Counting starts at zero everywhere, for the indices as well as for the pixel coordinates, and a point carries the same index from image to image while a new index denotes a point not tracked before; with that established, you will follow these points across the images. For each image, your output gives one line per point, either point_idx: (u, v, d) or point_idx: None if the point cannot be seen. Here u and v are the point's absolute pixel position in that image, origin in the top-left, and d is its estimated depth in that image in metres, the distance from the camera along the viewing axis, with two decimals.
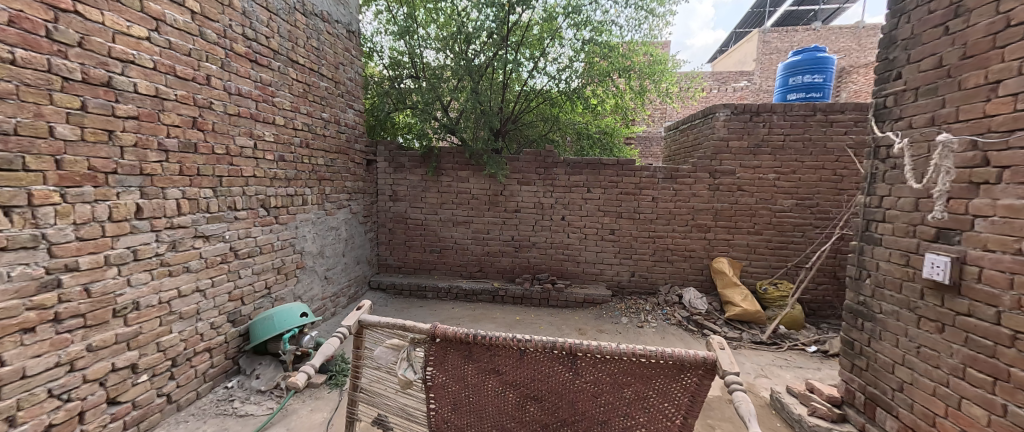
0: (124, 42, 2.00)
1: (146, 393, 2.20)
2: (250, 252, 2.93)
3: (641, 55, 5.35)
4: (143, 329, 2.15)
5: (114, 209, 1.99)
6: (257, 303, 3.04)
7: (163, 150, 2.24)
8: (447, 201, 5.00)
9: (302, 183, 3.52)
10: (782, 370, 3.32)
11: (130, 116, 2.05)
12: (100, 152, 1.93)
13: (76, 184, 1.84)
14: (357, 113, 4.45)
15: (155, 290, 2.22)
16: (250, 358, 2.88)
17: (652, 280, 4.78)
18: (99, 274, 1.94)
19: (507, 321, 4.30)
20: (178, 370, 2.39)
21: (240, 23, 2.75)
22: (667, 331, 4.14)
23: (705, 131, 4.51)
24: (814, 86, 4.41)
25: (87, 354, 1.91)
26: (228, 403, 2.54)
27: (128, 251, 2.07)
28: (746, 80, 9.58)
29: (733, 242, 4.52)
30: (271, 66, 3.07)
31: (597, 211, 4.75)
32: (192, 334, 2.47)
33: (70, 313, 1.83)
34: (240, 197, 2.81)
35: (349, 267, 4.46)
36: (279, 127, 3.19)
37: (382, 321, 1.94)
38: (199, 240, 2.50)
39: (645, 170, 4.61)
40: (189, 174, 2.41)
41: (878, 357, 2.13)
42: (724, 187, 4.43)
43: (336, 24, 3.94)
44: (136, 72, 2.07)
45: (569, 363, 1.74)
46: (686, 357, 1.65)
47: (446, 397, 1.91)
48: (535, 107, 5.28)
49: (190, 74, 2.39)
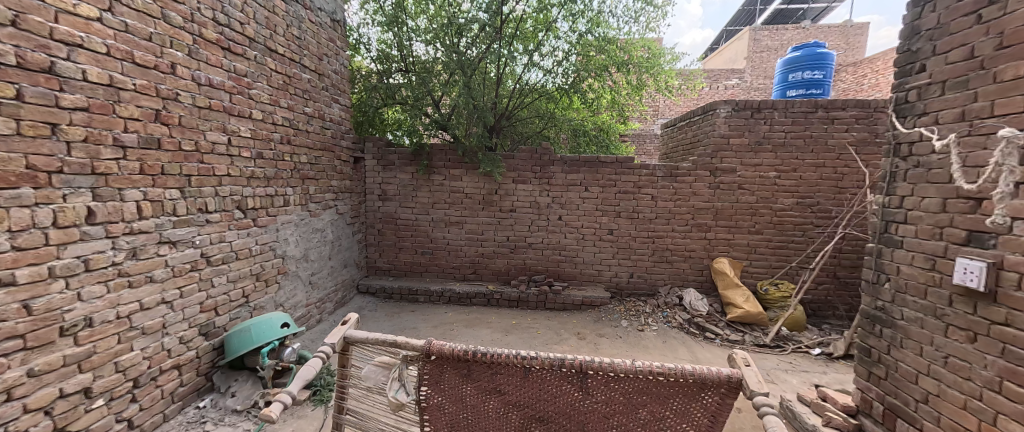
0: (69, 22, 1.75)
1: (103, 420, 1.96)
2: (225, 258, 2.69)
3: (639, 49, 5.21)
4: (97, 348, 1.92)
5: (60, 213, 1.76)
6: (234, 313, 2.80)
7: (120, 146, 1.99)
8: (439, 201, 4.79)
9: (283, 182, 3.28)
10: (788, 374, 3.23)
11: (78, 108, 1.80)
12: (41, 149, 1.69)
13: (11, 185, 1.60)
14: (342, 107, 4.19)
15: (112, 304, 1.98)
16: (225, 374, 2.65)
17: (651, 282, 4.66)
18: (41, 289, 1.71)
19: (503, 326, 4.12)
20: (141, 392, 2.15)
21: (211, 7, 2.50)
22: (668, 334, 4.02)
23: (705, 128, 4.38)
24: (814, 82, 4.31)
25: (27, 381, 1.67)
26: (200, 425, 2.31)
27: (78, 261, 1.83)
28: (738, 77, 9.52)
29: (734, 242, 4.42)
30: (246, 55, 2.82)
31: (595, 210, 4.60)
32: (158, 351, 2.23)
33: (5, 334, 1.59)
34: (212, 199, 2.57)
35: (336, 271, 4.23)
36: (257, 122, 2.94)
37: (370, 337, 1.74)
38: (164, 246, 2.26)
39: (644, 168, 4.47)
40: (151, 173, 2.16)
41: (899, 367, 2.02)
42: (725, 186, 4.33)
43: (319, 12, 3.68)
44: (85, 57, 1.82)
45: (579, 382, 1.57)
46: (709, 375, 1.49)
47: (441, 419, 1.71)
48: (529, 103, 5.08)
49: (152, 61, 2.14)
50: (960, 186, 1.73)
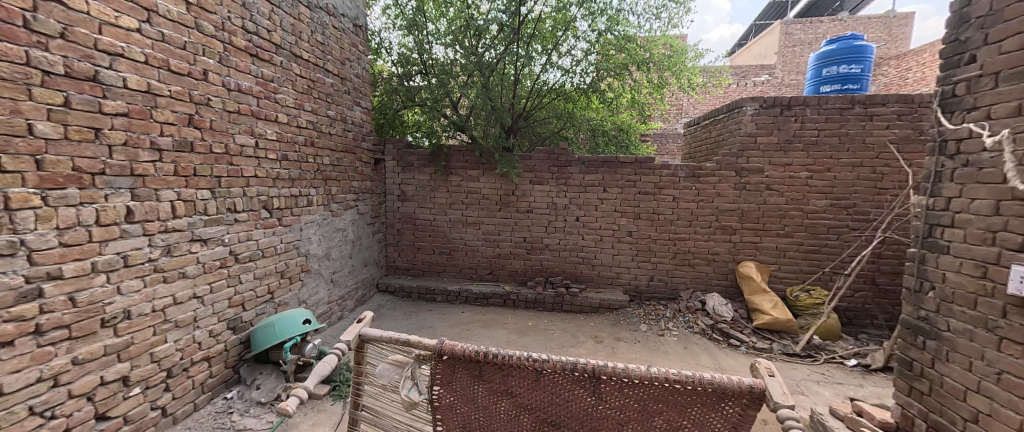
0: (111, 33, 1.87)
1: (139, 408, 2.09)
2: (252, 256, 2.81)
3: (660, 46, 5.09)
4: (135, 340, 2.04)
5: (103, 212, 1.88)
6: (260, 309, 2.92)
7: (156, 150, 2.11)
8: (456, 201, 4.83)
9: (307, 183, 3.39)
10: (820, 386, 3.05)
11: (119, 113, 1.92)
12: (86, 152, 1.80)
13: (59, 186, 1.72)
14: (364, 110, 4.30)
15: (147, 298, 2.10)
16: (251, 367, 2.76)
17: (672, 285, 4.53)
18: (85, 282, 1.83)
19: (519, 327, 4.10)
20: (173, 382, 2.27)
21: (240, 15, 2.62)
22: (689, 340, 3.88)
23: (731, 127, 4.22)
24: (851, 77, 4.07)
25: (73, 368, 1.80)
26: (227, 416, 2.42)
27: (118, 257, 1.95)
28: (767, 74, 9.13)
29: (761, 245, 4.23)
30: (273, 61, 2.94)
31: (614, 212, 4.52)
32: (189, 343, 2.36)
33: (53, 324, 1.72)
34: (240, 199, 2.68)
35: (357, 270, 4.34)
36: (283, 124, 3.06)
37: (384, 335, 1.77)
38: (196, 244, 2.38)
39: (665, 168, 4.35)
40: (185, 175, 2.28)
41: (945, 382, 1.87)
42: (752, 186, 4.15)
43: (342, 18, 3.79)
44: (125, 66, 1.94)
45: (591, 387, 1.53)
46: (730, 385, 1.42)
47: (453, 419, 1.70)
48: (548, 103, 5.04)
49: (186, 69, 2.26)
50: (1015, 187, 1.57)
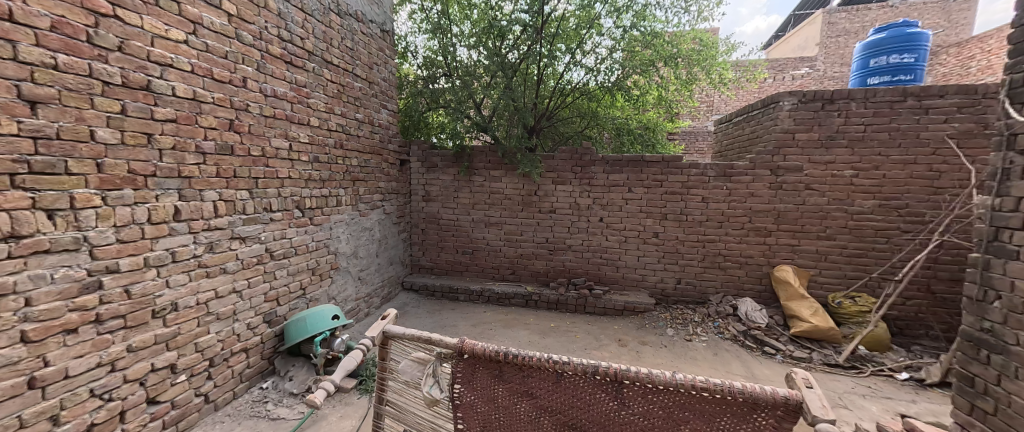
0: (162, 45, 2.03)
1: (184, 394, 2.24)
2: (286, 253, 2.95)
3: (689, 41, 4.92)
4: (181, 330, 2.20)
5: (154, 211, 2.03)
6: (293, 304, 3.06)
7: (201, 153, 2.26)
8: (479, 201, 4.87)
9: (336, 184, 3.52)
10: (865, 400, 2.84)
11: (168, 119, 2.08)
12: (140, 156, 1.96)
13: (116, 187, 1.87)
14: (390, 113, 4.41)
15: (193, 292, 2.26)
16: (285, 359, 2.90)
17: (700, 289, 4.36)
18: (139, 275, 1.98)
19: (541, 328, 4.07)
20: (215, 371, 2.43)
21: (276, 25, 2.76)
22: (720, 346, 3.72)
23: (766, 123, 4.00)
24: (903, 67, 3.76)
25: (127, 355, 1.95)
26: (262, 404, 2.56)
27: (167, 253, 2.10)
28: (808, 67, 8.62)
29: (800, 248, 3.99)
30: (306, 67, 3.07)
31: (639, 212, 4.40)
32: (229, 335, 2.51)
33: (111, 314, 1.87)
34: (275, 199, 2.83)
35: (383, 268, 4.46)
36: (314, 128, 3.19)
37: (407, 333, 1.80)
38: (235, 242, 2.53)
39: (694, 168, 4.19)
40: (226, 176, 2.43)
41: (1012, 402, 1.69)
42: (789, 186, 3.92)
43: (370, 24, 3.91)
44: (174, 75, 2.10)
45: (613, 391, 1.49)
46: (762, 394, 1.34)
47: (474, 418, 1.70)
48: (571, 103, 4.99)
49: (227, 77, 2.41)
50: None
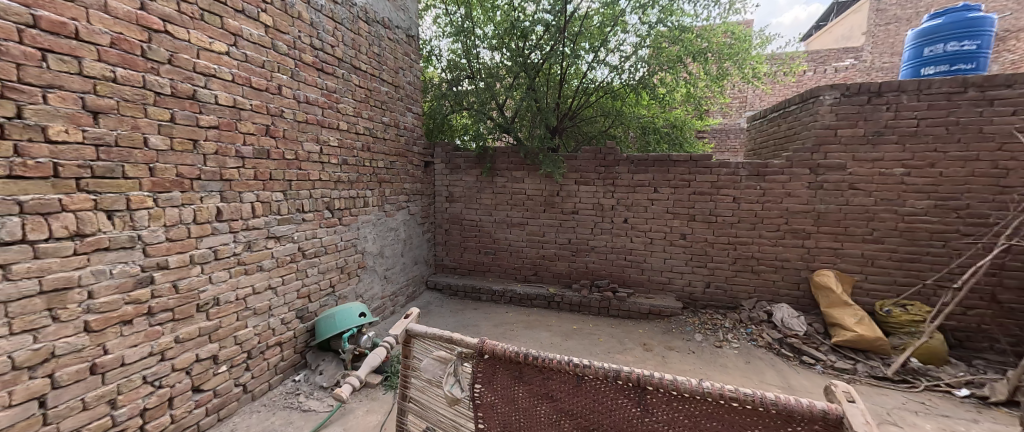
0: (207, 57, 2.18)
1: (225, 383, 2.39)
2: (317, 252, 3.08)
3: (720, 35, 4.73)
4: (222, 324, 2.34)
5: (198, 212, 2.18)
6: (323, 301, 3.19)
7: (240, 157, 2.40)
8: (502, 202, 4.89)
9: (364, 186, 3.64)
10: (918, 417, 2.62)
11: (212, 126, 2.22)
12: (187, 160, 2.11)
13: (166, 189, 2.02)
14: (415, 116, 4.51)
15: (232, 287, 2.40)
16: (315, 354, 3.03)
17: (732, 293, 4.18)
18: (185, 272, 2.14)
19: (563, 330, 4.04)
20: (252, 363, 2.57)
21: (309, 34, 2.89)
22: (752, 353, 3.54)
23: (804, 119, 3.77)
24: (962, 56, 3.45)
25: (175, 345, 2.11)
26: (295, 396, 2.68)
27: (210, 251, 2.25)
28: (853, 58, 8.05)
29: (843, 252, 3.74)
30: (336, 74, 3.20)
31: (666, 213, 4.27)
32: (265, 329, 2.65)
33: (161, 307, 2.03)
34: (307, 200, 2.96)
35: (408, 267, 4.57)
36: (343, 132, 3.32)
37: (429, 332, 1.84)
38: (271, 241, 2.67)
39: (725, 167, 4.02)
40: (262, 179, 2.57)
41: None
42: (830, 185, 3.68)
43: (396, 30, 4.01)
44: (217, 85, 2.24)
45: (636, 397, 1.45)
46: (797, 406, 1.26)
47: (494, 419, 1.69)
48: (595, 102, 4.92)
49: (264, 85, 2.55)
50: None
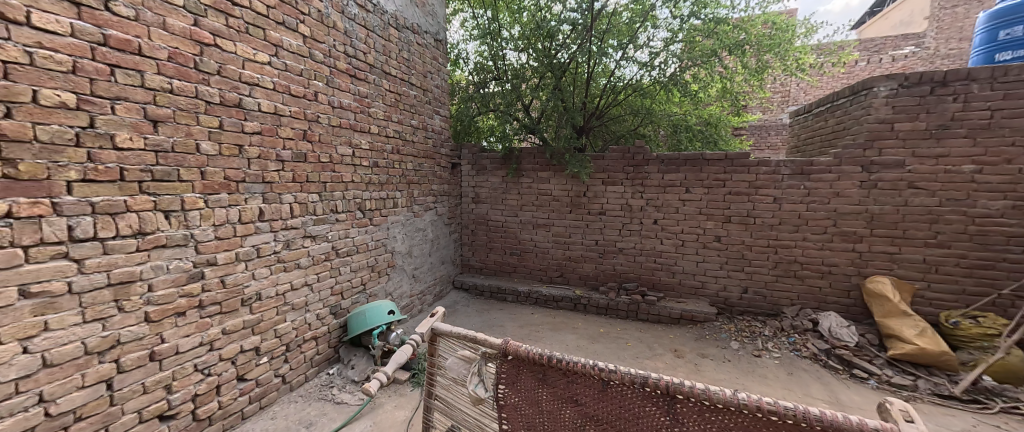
0: (251, 67, 2.33)
1: (266, 374, 2.54)
2: (349, 251, 3.21)
3: (759, 26, 4.48)
4: (263, 317, 2.49)
5: (243, 213, 2.33)
6: (355, 298, 3.32)
7: (280, 161, 2.55)
8: (528, 202, 4.88)
9: (393, 187, 3.75)
10: None
11: (255, 132, 2.37)
12: (233, 164, 2.26)
13: (215, 192, 2.18)
14: (442, 118, 4.60)
15: (273, 283, 2.55)
16: (348, 349, 3.15)
17: (772, 299, 3.94)
18: (232, 268, 2.29)
19: (590, 333, 3.96)
20: (291, 355, 2.71)
21: (343, 42, 3.02)
22: (795, 364, 3.31)
23: (855, 113, 3.49)
24: None
25: (223, 336, 2.26)
26: (328, 389, 2.81)
27: (253, 249, 2.40)
28: (914, 45, 7.31)
29: (900, 257, 3.43)
30: (368, 79, 3.32)
31: (699, 214, 4.09)
32: (302, 323, 2.79)
33: (211, 301, 2.19)
34: (340, 201, 3.09)
35: (435, 266, 4.66)
36: (374, 135, 3.44)
37: (453, 331, 1.86)
38: (307, 240, 2.80)
39: (764, 165, 3.79)
40: (300, 181, 2.71)
41: None
42: (886, 185, 3.38)
43: (425, 35, 4.11)
44: (260, 93, 2.39)
45: (665, 405, 1.37)
46: (847, 425, 1.15)
47: (518, 421, 1.68)
48: (623, 100, 4.79)
49: (302, 92, 2.68)
50: None
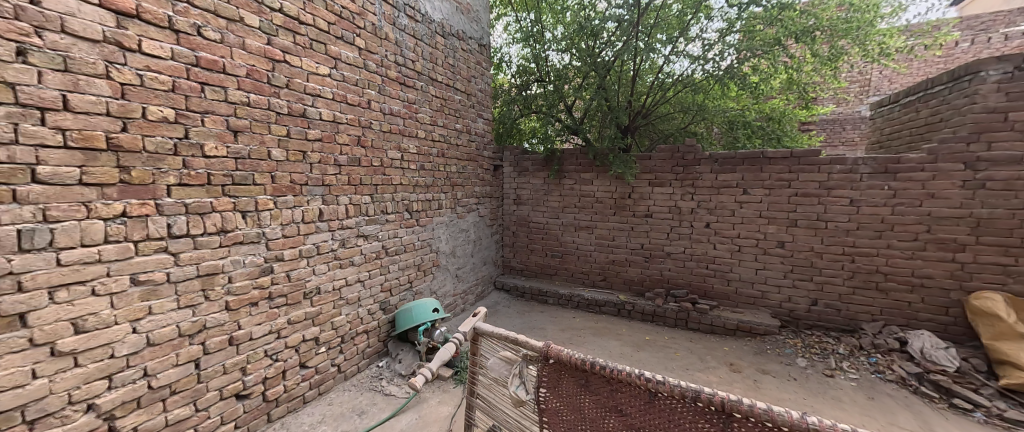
0: (314, 80, 2.54)
1: (324, 362, 2.75)
2: (397, 250, 3.37)
3: (831, 9, 4.05)
4: (322, 310, 2.70)
5: (306, 213, 2.54)
6: (402, 295, 3.48)
7: (337, 165, 2.75)
8: (570, 204, 4.80)
9: (438, 189, 3.89)
10: None
11: (317, 139, 2.58)
12: (298, 169, 2.47)
13: (283, 194, 2.40)
14: (485, 121, 4.68)
15: (330, 279, 2.75)
16: (396, 343, 3.31)
17: (847, 313, 3.52)
18: (296, 264, 2.51)
19: (635, 340, 3.80)
20: (345, 346, 2.90)
21: (393, 52, 3.19)
22: (877, 387, 2.92)
23: (955, 102, 3.02)
24: None
25: (288, 326, 2.48)
26: (378, 380, 2.97)
27: (314, 246, 2.61)
28: None
29: (1016, 270, 2.91)
30: (416, 86, 3.47)
31: (758, 217, 3.77)
32: (355, 317, 2.98)
33: (278, 293, 2.41)
34: (390, 203, 3.26)
35: (477, 267, 4.75)
36: (421, 139, 3.59)
37: (495, 331, 1.88)
38: (360, 239, 2.99)
39: (838, 163, 3.40)
40: (354, 184, 2.90)
41: None
42: (997, 185, 2.89)
43: (469, 41, 4.21)
44: (321, 103, 2.60)
45: (720, 424, 1.27)
46: None
47: (560, 426, 1.65)
48: (672, 97, 4.54)
49: (357, 100, 2.87)
50: None
